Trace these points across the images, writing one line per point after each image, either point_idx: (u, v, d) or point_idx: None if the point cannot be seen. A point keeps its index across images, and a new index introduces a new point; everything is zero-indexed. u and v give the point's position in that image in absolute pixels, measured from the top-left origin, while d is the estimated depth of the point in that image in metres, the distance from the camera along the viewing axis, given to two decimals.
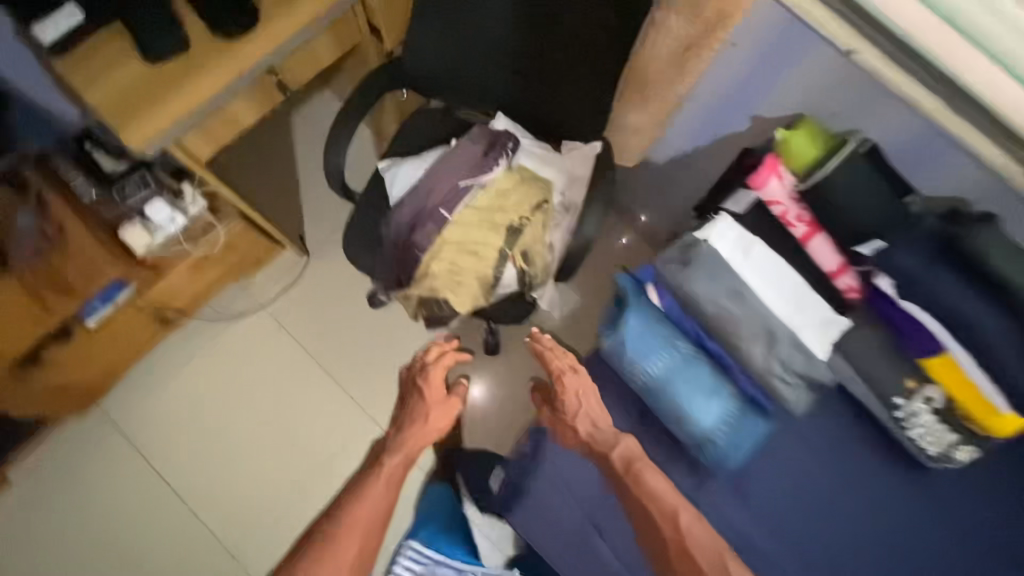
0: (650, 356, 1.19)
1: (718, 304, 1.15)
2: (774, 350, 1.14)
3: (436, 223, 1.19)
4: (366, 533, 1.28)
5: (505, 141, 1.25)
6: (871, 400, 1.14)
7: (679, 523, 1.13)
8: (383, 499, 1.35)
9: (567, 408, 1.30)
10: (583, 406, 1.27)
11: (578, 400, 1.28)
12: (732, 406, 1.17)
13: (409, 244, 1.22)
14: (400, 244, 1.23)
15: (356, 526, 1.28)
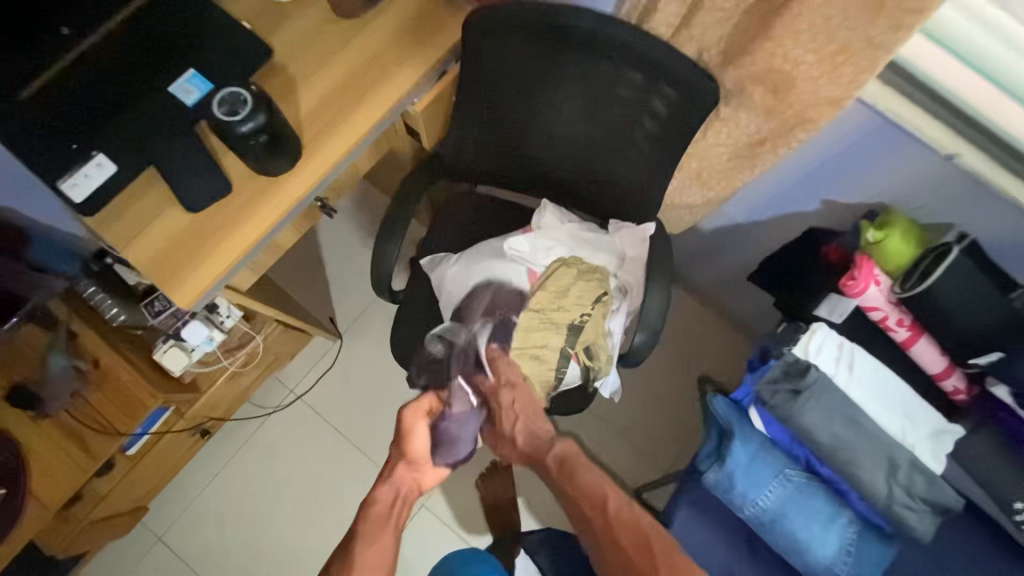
0: (759, 487, 0.94)
1: (834, 433, 0.93)
2: (896, 478, 0.92)
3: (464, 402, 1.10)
4: None
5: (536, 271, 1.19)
6: (978, 496, 0.95)
7: (613, 514, 0.98)
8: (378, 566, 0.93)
9: (503, 421, 1.11)
10: (520, 421, 1.10)
11: (516, 413, 1.10)
12: (854, 544, 0.93)
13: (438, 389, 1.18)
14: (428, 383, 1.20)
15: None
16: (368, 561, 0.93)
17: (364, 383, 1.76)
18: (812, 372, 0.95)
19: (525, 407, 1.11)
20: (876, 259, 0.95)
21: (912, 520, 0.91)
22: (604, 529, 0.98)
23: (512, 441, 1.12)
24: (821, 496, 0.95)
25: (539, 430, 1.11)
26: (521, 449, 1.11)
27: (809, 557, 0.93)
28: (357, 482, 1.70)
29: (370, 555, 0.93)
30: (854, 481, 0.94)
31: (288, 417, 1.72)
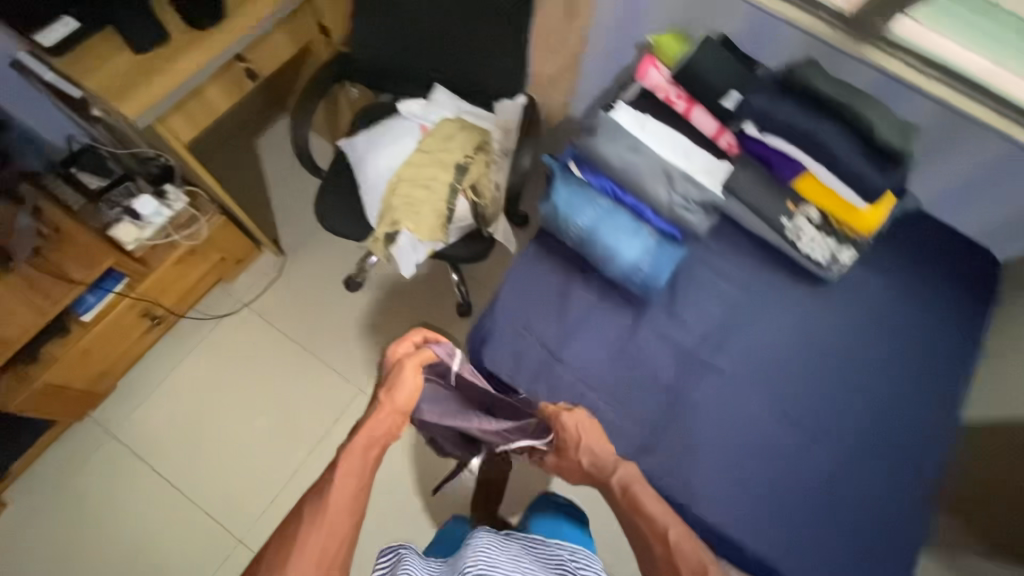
0: (574, 207, 1.08)
1: (623, 156, 1.06)
2: (674, 186, 1.05)
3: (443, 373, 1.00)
4: (336, 532, 0.86)
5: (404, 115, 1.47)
6: (761, 228, 1.15)
7: (674, 545, 0.88)
8: (339, 516, 0.87)
9: (566, 449, 0.96)
10: (584, 448, 0.95)
11: (578, 439, 0.95)
12: (654, 249, 1.06)
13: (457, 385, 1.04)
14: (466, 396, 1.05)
15: (320, 530, 0.85)
16: (333, 513, 0.87)
17: (305, 294, 1.93)
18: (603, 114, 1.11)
19: (590, 428, 0.97)
20: (659, 56, 1.19)
21: (688, 218, 1.06)
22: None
23: (578, 466, 0.97)
24: (625, 214, 1.08)
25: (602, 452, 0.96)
26: (585, 470, 0.97)
27: (615, 263, 1.07)
28: (298, 377, 1.84)
29: (326, 511, 0.87)
30: (645, 195, 1.07)
31: (237, 324, 1.89)
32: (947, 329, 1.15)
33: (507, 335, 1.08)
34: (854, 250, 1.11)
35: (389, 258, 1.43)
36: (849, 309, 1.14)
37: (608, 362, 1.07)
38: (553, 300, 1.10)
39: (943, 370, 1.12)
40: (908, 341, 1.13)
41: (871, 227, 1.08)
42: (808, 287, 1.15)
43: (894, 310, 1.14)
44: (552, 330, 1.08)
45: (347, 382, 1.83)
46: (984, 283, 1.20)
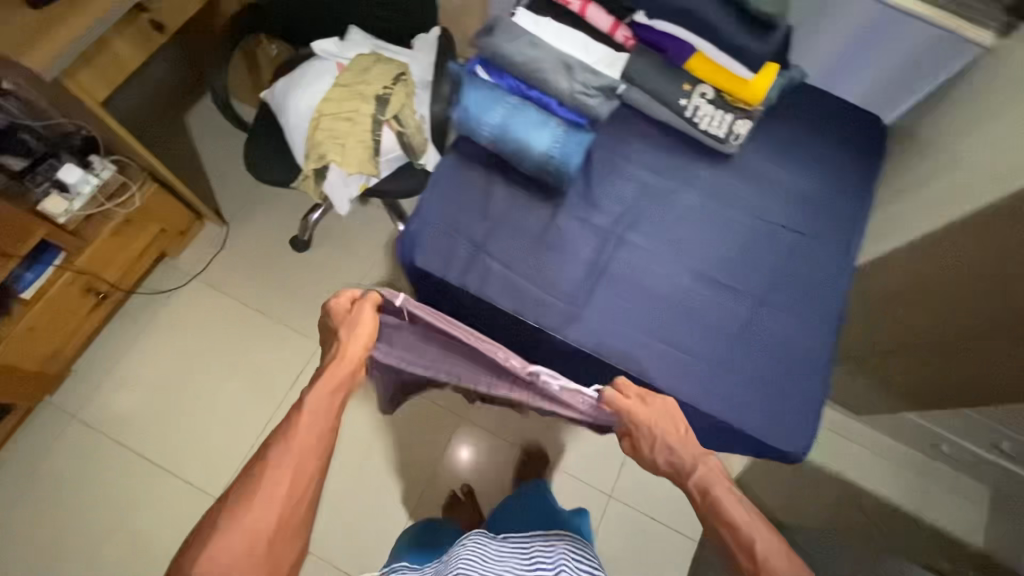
0: (481, 109, 1.13)
1: (523, 52, 1.10)
2: (573, 75, 1.11)
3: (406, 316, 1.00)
4: (299, 474, 0.84)
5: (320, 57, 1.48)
6: (664, 112, 1.22)
7: (762, 559, 0.77)
8: (303, 455, 0.86)
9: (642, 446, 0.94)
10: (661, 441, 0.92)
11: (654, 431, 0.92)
12: (562, 137, 1.12)
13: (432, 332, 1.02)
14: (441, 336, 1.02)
15: (282, 469, 0.83)
16: (297, 451, 0.85)
17: (255, 260, 1.94)
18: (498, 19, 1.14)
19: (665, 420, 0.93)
20: None
21: (590, 104, 1.12)
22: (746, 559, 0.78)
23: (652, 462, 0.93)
24: (531, 109, 1.13)
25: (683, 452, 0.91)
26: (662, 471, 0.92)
27: (528, 156, 1.12)
28: (256, 339, 1.85)
29: (289, 452, 0.85)
30: (547, 87, 1.12)
31: (188, 295, 1.89)
32: (843, 187, 1.25)
33: (432, 237, 1.11)
34: (748, 119, 1.19)
35: (322, 196, 1.47)
36: (751, 178, 1.23)
37: (531, 249, 1.13)
38: (475, 201, 1.15)
39: (840, 223, 1.22)
40: (806, 200, 1.22)
41: (761, 97, 1.16)
42: (712, 163, 1.23)
43: (791, 175, 1.24)
44: (476, 227, 1.13)
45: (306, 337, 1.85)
46: (872, 144, 1.30)
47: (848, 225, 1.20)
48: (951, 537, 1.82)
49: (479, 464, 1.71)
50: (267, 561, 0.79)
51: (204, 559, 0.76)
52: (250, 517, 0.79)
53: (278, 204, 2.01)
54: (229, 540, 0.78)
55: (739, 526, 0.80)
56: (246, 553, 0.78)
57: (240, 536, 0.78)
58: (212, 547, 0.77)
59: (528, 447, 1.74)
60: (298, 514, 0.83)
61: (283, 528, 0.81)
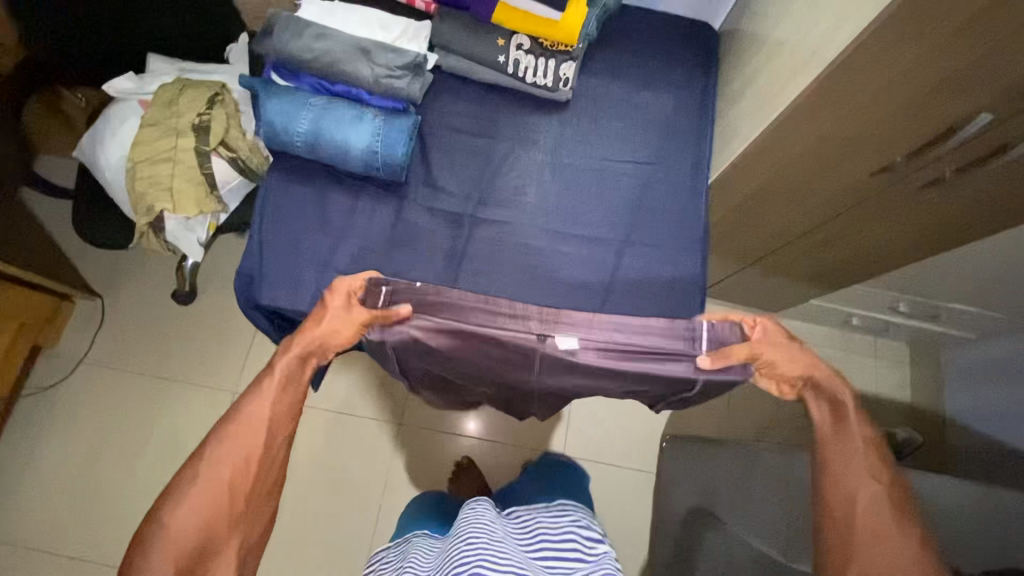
0: (288, 120, 1.04)
1: (311, 47, 1.02)
2: (374, 59, 1.03)
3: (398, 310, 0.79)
4: (269, 436, 0.80)
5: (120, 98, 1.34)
6: (488, 75, 1.16)
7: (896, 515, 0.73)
8: (271, 416, 0.80)
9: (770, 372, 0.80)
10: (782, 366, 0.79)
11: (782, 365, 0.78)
12: (382, 128, 1.05)
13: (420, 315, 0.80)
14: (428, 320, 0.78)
15: (251, 425, 0.79)
16: (267, 414, 0.80)
17: (139, 325, 1.81)
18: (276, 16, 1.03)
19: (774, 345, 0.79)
20: None
21: (399, 86, 1.04)
22: (843, 517, 0.74)
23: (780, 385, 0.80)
24: (341, 106, 1.05)
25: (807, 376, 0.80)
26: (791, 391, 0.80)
27: (351, 155, 1.04)
28: (167, 406, 1.74)
29: (258, 412, 0.80)
30: (351, 79, 1.04)
31: (79, 383, 1.74)
32: (687, 106, 1.23)
33: (274, 266, 1.03)
34: (571, 61, 1.14)
35: (170, 248, 1.36)
36: (594, 121, 1.20)
37: (383, 252, 1.07)
38: (311, 217, 1.07)
39: (690, 143, 1.21)
40: (652, 130, 1.21)
41: (577, 35, 1.11)
42: (550, 115, 1.20)
43: (632, 108, 1.22)
44: (320, 243, 1.06)
45: (220, 390, 1.77)
46: (707, 55, 1.28)
47: (691, 145, 1.21)
48: (877, 400, 1.95)
49: (423, 463, 1.69)
50: (242, 522, 0.75)
51: (178, 512, 0.73)
52: (224, 469, 0.76)
53: (144, 261, 1.85)
54: (203, 491, 0.74)
55: (866, 494, 0.74)
56: (223, 505, 0.74)
57: (214, 489, 0.75)
58: (188, 499, 0.74)
59: (489, 437, 1.72)
60: (268, 480, 0.79)
61: (256, 489, 0.77)
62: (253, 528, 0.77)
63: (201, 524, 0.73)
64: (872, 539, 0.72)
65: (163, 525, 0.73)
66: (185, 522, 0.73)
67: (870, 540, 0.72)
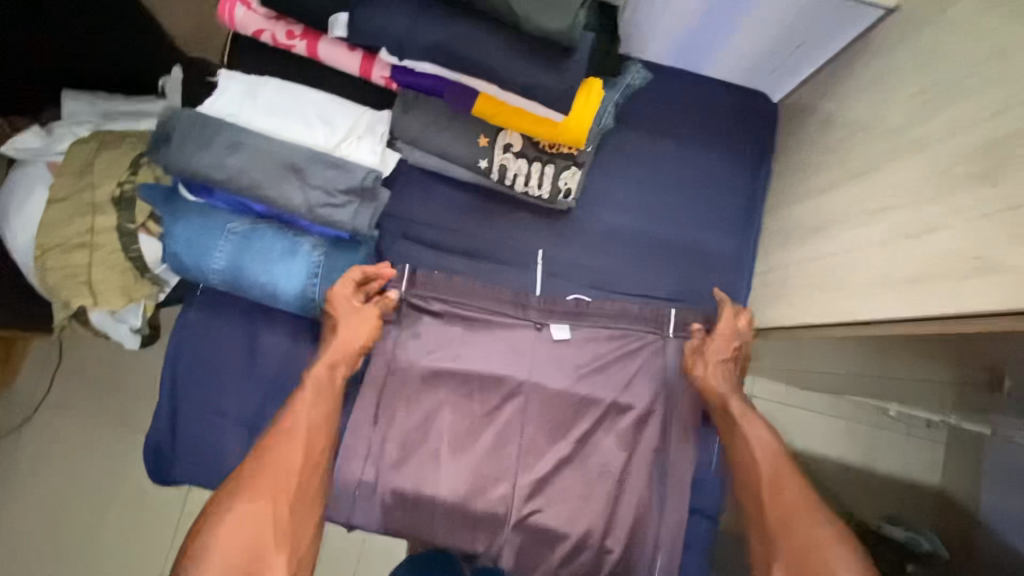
0: (200, 253, 0.80)
1: (221, 163, 0.76)
2: (305, 181, 0.77)
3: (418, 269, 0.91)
4: (310, 446, 0.68)
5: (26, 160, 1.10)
6: (466, 177, 0.89)
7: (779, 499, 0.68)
8: (311, 428, 0.70)
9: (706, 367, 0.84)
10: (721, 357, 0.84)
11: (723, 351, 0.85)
12: (321, 266, 0.81)
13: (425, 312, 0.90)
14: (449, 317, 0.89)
15: (292, 439, 0.68)
16: (309, 420, 0.70)
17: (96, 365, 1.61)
18: (176, 116, 0.77)
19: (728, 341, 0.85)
20: None
21: (341, 217, 0.78)
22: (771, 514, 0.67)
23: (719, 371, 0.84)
24: (268, 235, 0.81)
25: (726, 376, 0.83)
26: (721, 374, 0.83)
27: (281, 300, 0.81)
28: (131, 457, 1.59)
29: (302, 423, 0.69)
30: (277, 205, 0.78)
31: (37, 429, 1.59)
32: (727, 213, 0.95)
33: (191, 433, 0.84)
34: (576, 167, 0.87)
35: (101, 335, 1.16)
36: (604, 234, 0.93)
37: None
38: (238, 368, 0.86)
39: (728, 265, 0.94)
40: (678, 247, 0.94)
41: (584, 138, 0.82)
42: (545, 228, 0.93)
43: (655, 216, 0.94)
44: (247, 402, 0.85)
45: None
46: (762, 137, 0.97)
47: (728, 272, 0.94)
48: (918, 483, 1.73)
49: None
50: (292, 538, 0.60)
51: (215, 534, 0.57)
52: (269, 477, 0.63)
53: None
54: (247, 508, 0.60)
55: (776, 492, 0.68)
56: (272, 521, 0.60)
57: (260, 496, 0.61)
58: (233, 511, 0.59)
59: None
60: (312, 490, 0.67)
61: (304, 496, 0.65)
62: (302, 552, 0.61)
63: (246, 545, 0.58)
64: (796, 541, 0.63)
65: (198, 550, 0.56)
66: (226, 543, 0.57)
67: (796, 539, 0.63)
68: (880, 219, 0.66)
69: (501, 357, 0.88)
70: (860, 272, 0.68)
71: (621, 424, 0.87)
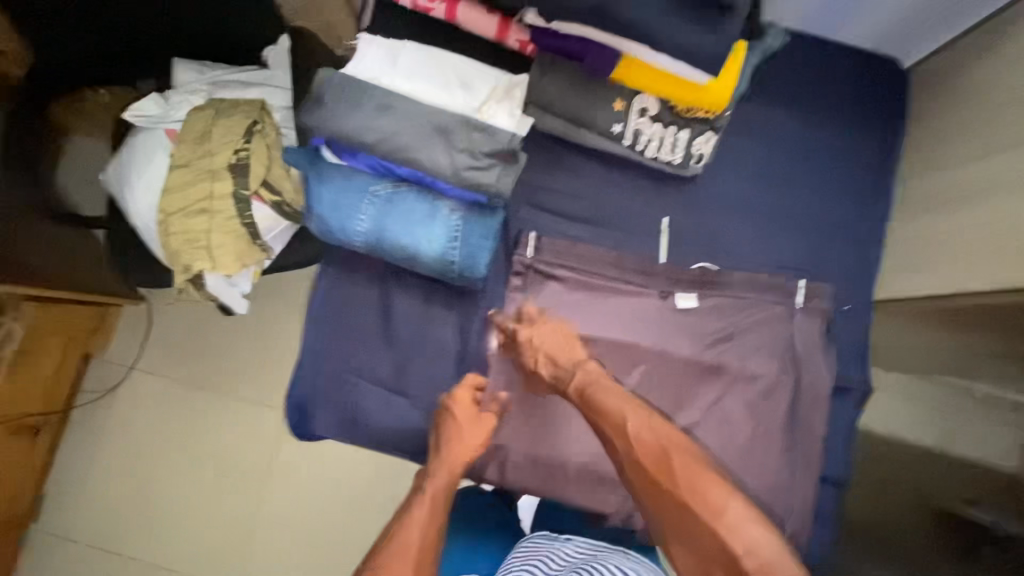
0: (344, 215, 0.82)
1: (371, 125, 0.77)
2: (452, 143, 0.77)
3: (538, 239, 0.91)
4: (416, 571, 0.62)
5: (144, 127, 1.13)
6: (596, 142, 0.89)
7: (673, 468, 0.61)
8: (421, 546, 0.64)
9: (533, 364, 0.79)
10: (542, 357, 0.78)
11: (540, 352, 0.78)
12: (460, 229, 0.82)
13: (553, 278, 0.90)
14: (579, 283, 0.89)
15: (398, 558, 0.62)
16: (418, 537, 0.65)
17: (180, 331, 1.59)
18: (326, 79, 0.78)
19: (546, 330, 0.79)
20: None
21: (485, 180, 0.78)
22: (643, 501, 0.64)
23: (549, 361, 0.77)
24: (410, 197, 0.82)
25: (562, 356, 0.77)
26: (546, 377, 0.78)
27: (421, 262, 0.83)
28: (217, 419, 1.57)
29: (410, 535, 0.65)
30: (421, 167, 0.79)
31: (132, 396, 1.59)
32: (857, 180, 0.93)
33: (331, 389, 0.87)
34: (711, 132, 0.86)
35: (212, 300, 1.20)
36: (731, 201, 0.92)
37: (452, 375, 0.88)
38: (372, 328, 0.88)
39: (860, 232, 0.92)
40: (806, 215, 0.92)
41: (726, 101, 0.81)
42: (669, 196, 0.92)
43: (784, 183, 0.93)
44: (383, 361, 0.88)
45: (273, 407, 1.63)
46: (895, 102, 0.94)
47: (857, 242, 0.92)
48: None
49: None
50: None
51: None
52: None
53: None
54: None
55: (668, 484, 0.60)
56: None
57: None
58: None
59: None
60: None
61: None
62: None
63: None
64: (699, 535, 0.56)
65: None
66: None
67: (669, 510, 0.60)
68: None
69: (629, 323, 0.88)
70: None
71: (749, 393, 0.87)
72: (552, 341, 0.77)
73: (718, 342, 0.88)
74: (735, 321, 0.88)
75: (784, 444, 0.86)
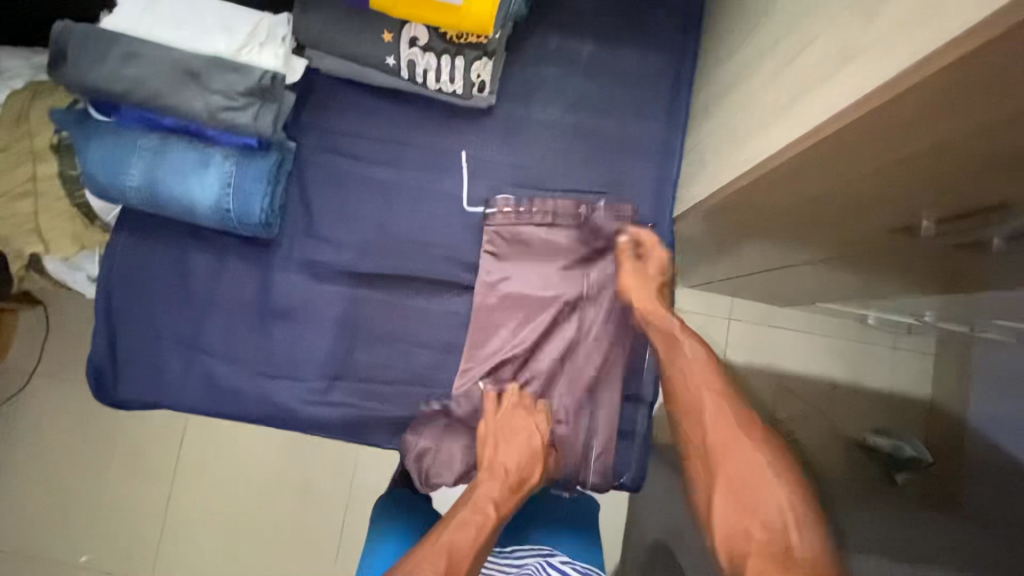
0: (112, 172, 0.80)
1: (117, 74, 0.75)
2: (203, 85, 0.76)
3: (333, 183, 0.90)
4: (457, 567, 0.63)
5: None
6: (380, 78, 0.88)
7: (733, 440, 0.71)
8: (468, 544, 0.65)
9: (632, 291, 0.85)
10: (644, 285, 0.85)
11: (648, 278, 0.86)
12: (234, 175, 0.81)
13: (351, 219, 0.89)
14: (374, 223, 0.89)
15: (441, 553, 0.63)
16: (466, 529, 0.67)
17: (71, 331, 1.53)
18: (67, 30, 0.76)
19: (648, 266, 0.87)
20: None
21: (242, 120, 0.77)
22: (700, 451, 0.73)
23: (650, 292, 0.85)
24: (179, 148, 0.81)
25: (652, 290, 0.85)
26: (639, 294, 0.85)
27: (199, 214, 0.82)
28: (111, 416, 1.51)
29: (454, 545, 0.64)
30: (180, 114, 0.78)
31: (32, 401, 1.52)
32: (656, 95, 0.91)
33: (133, 352, 0.87)
34: (487, 57, 0.84)
35: (63, 285, 1.20)
36: (530, 128, 0.91)
37: (253, 329, 0.87)
38: (168, 286, 0.87)
39: (661, 149, 0.91)
40: (606, 135, 0.91)
41: (492, 26, 0.78)
42: (465, 130, 0.91)
43: (581, 105, 0.91)
44: (182, 321, 0.87)
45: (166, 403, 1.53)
46: (690, 12, 0.93)
47: (655, 159, 0.91)
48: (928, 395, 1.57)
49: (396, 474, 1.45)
50: None
51: None
52: None
53: None
54: None
55: (720, 441, 0.71)
56: None
57: None
58: None
59: None
60: None
61: None
62: None
63: None
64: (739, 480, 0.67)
65: None
66: None
67: (733, 471, 0.68)
68: (774, 56, 0.63)
69: (423, 257, 0.89)
70: (760, 117, 0.65)
71: (540, 321, 0.88)
72: (646, 294, 0.85)
73: (508, 272, 0.88)
74: (524, 255, 0.89)
75: (581, 365, 0.89)
